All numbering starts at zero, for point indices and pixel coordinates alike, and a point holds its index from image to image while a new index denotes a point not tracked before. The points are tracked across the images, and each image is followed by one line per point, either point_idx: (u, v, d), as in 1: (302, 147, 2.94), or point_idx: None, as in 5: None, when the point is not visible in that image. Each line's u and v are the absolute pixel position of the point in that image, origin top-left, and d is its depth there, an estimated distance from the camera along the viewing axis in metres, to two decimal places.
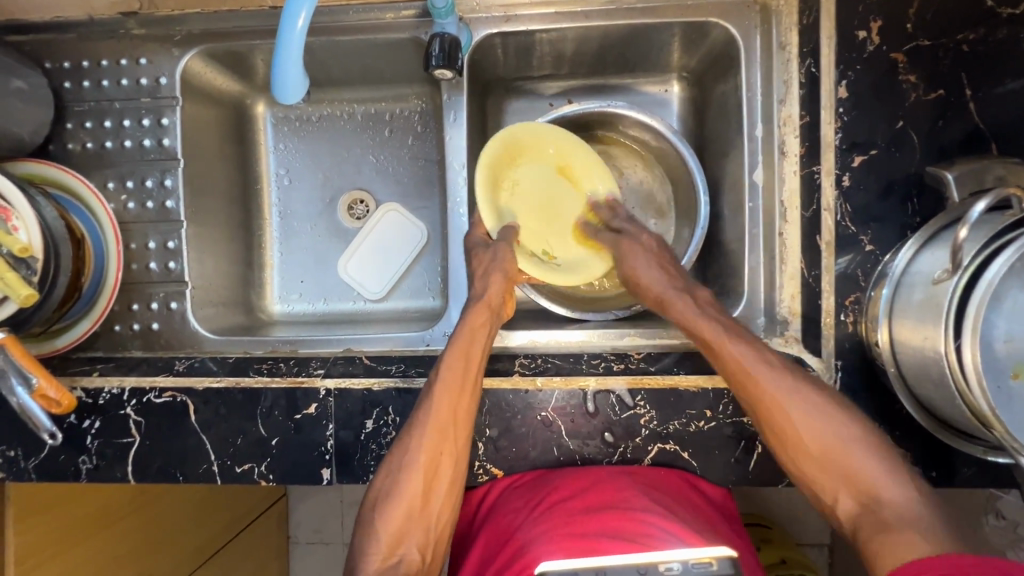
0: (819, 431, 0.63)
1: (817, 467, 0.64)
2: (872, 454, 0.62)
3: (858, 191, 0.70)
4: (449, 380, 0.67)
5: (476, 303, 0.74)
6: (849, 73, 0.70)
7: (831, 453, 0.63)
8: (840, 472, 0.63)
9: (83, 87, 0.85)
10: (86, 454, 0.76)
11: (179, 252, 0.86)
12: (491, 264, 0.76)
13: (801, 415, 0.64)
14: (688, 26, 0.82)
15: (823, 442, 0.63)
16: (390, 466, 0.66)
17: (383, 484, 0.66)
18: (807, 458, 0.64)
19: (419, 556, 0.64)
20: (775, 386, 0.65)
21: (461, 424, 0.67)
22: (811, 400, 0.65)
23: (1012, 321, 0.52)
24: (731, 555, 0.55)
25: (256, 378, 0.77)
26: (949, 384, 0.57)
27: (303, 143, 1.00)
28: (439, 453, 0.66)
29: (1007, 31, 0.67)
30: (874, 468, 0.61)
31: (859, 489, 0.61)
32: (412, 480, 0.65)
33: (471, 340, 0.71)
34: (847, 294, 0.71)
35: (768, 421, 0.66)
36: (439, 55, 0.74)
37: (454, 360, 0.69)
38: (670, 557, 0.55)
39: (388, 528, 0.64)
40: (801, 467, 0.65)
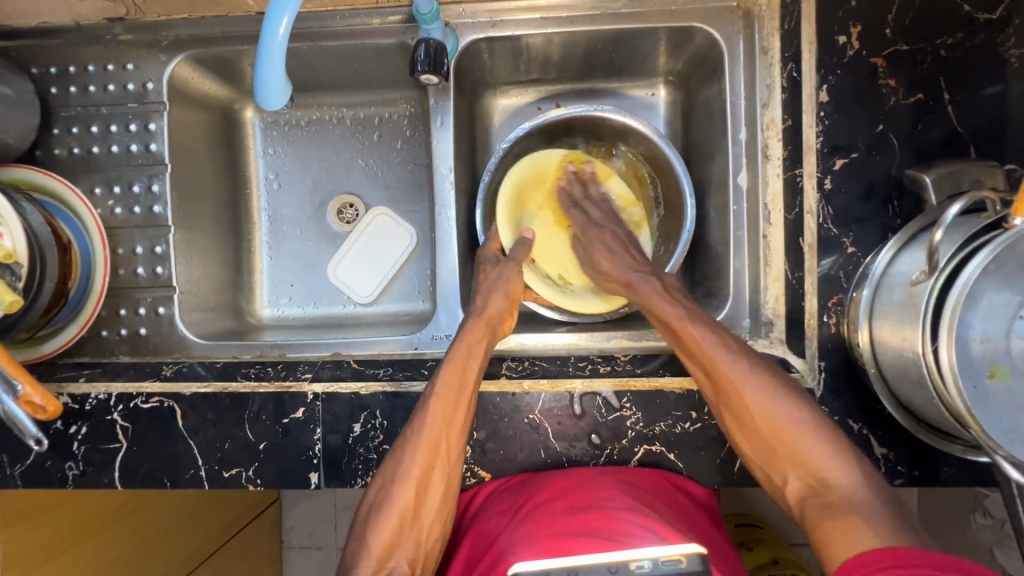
0: (771, 413, 0.65)
1: (767, 449, 0.65)
2: (814, 432, 0.64)
3: (840, 194, 0.71)
4: (443, 394, 0.68)
5: (475, 318, 0.75)
6: (830, 78, 0.71)
7: (779, 431, 0.64)
8: (786, 451, 0.64)
9: (70, 93, 0.85)
10: (72, 460, 0.76)
11: (167, 257, 0.86)
12: (496, 282, 0.80)
13: (755, 394, 0.66)
14: (673, 31, 0.82)
15: (774, 420, 0.65)
16: (382, 479, 0.67)
17: (376, 497, 0.67)
18: (759, 438, 0.66)
19: (410, 569, 0.63)
20: (731, 365, 0.67)
21: (454, 438, 0.68)
22: (763, 380, 0.66)
23: (989, 321, 0.52)
24: (701, 552, 0.55)
25: (243, 383, 0.77)
26: (927, 384, 0.58)
27: (292, 148, 1.00)
28: (430, 467, 0.66)
29: (984, 37, 0.68)
30: (819, 448, 0.63)
31: (805, 467, 0.63)
32: (402, 490, 0.65)
33: (468, 355, 0.71)
34: (830, 295, 0.72)
35: (726, 405, 0.68)
36: (425, 60, 0.74)
37: (449, 375, 0.69)
38: (642, 554, 0.55)
39: (378, 541, 0.64)
40: (755, 449, 0.66)
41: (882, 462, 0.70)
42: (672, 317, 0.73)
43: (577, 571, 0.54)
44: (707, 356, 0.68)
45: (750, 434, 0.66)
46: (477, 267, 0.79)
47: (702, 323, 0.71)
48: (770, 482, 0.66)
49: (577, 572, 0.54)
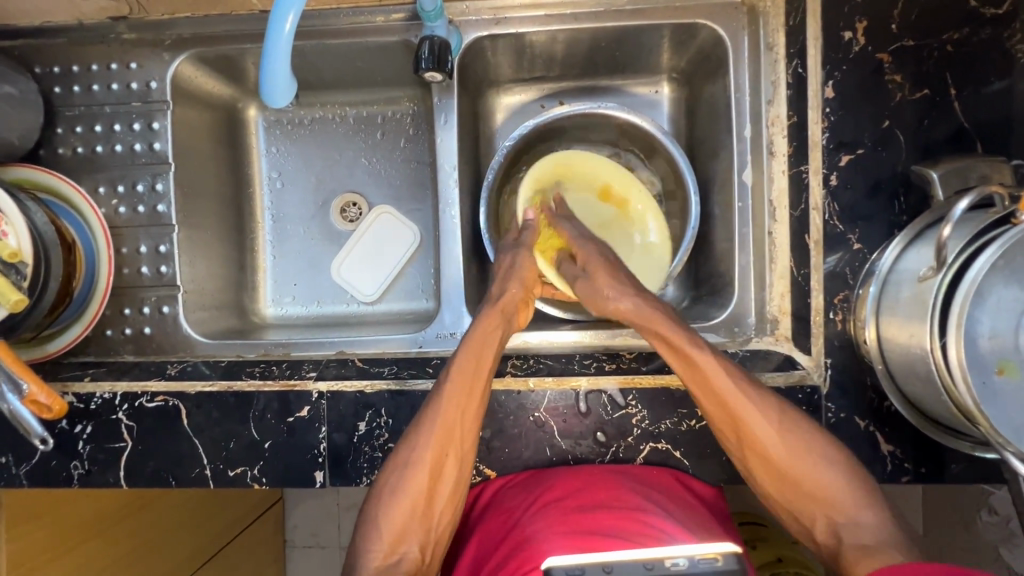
0: (793, 453, 0.64)
1: (790, 489, 0.65)
2: (834, 469, 0.64)
3: (846, 190, 0.71)
4: (460, 382, 0.67)
5: (491, 304, 0.72)
6: (835, 74, 0.71)
7: (802, 472, 0.64)
8: (809, 490, 0.64)
9: (73, 92, 0.85)
10: (78, 459, 0.76)
11: (171, 256, 0.86)
12: (510, 271, 0.75)
13: (775, 435, 0.65)
14: (677, 28, 0.82)
15: (796, 459, 0.64)
16: (391, 467, 0.67)
17: (384, 485, 0.66)
18: (782, 478, 0.65)
19: (419, 554, 0.65)
20: (753, 408, 0.65)
21: (467, 426, 0.67)
22: (783, 419, 0.65)
23: (997, 318, 0.52)
24: (736, 552, 0.55)
25: (248, 381, 0.77)
26: (935, 380, 0.58)
27: (295, 146, 1.00)
28: (444, 454, 0.66)
29: (991, 31, 0.68)
30: (841, 486, 0.63)
31: (830, 506, 0.63)
32: (415, 479, 0.65)
33: (484, 346, 0.69)
34: (836, 292, 0.72)
35: (746, 446, 0.66)
36: (429, 57, 0.74)
37: (465, 364, 0.68)
38: (675, 553, 0.54)
39: (389, 528, 0.64)
40: (777, 489, 0.66)
41: (889, 459, 0.70)
42: (675, 336, 0.67)
43: (610, 568, 0.53)
44: (725, 396, 0.65)
45: (754, 450, 0.66)
46: (503, 264, 0.76)
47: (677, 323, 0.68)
48: (795, 521, 0.66)
49: (611, 569, 0.53)
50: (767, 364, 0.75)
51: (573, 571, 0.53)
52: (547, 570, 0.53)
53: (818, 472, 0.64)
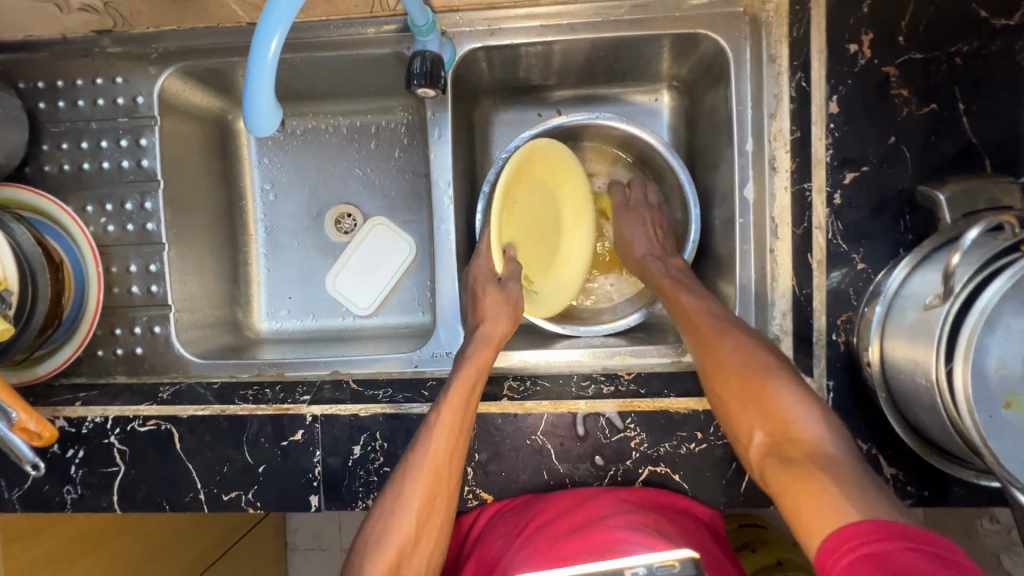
0: (741, 355, 0.66)
1: (736, 395, 0.65)
2: (778, 376, 0.63)
3: (850, 209, 0.69)
4: (448, 419, 0.67)
5: (481, 342, 0.73)
6: (840, 88, 0.69)
7: (751, 395, 0.63)
8: (749, 394, 0.63)
9: (59, 108, 0.83)
10: (71, 484, 0.75)
11: (162, 275, 0.84)
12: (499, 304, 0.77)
13: (740, 368, 0.65)
14: (677, 37, 0.80)
15: (745, 380, 0.64)
16: (381, 508, 0.65)
17: (373, 528, 0.65)
18: (729, 385, 0.65)
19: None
20: (708, 316, 0.72)
21: (454, 463, 0.66)
22: (746, 344, 0.67)
23: (1006, 348, 0.51)
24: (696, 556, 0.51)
25: (241, 405, 0.76)
26: (940, 410, 0.56)
27: (288, 158, 0.98)
28: (432, 497, 0.65)
29: (1001, 43, 0.66)
30: (783, 403, 0.61)
31: (768, 415, 0.61)
32: (402, 520, 0.64)
33: (474, 380, 0.70)
34: (839, 313, 0.70)
35: (704, 357, 0.69)
36: (420, 73, 0.72)
37: (456, 399, 0.68)
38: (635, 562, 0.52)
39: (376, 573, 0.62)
40: (723, 398, 0.66)
41: (891, 482, 0.69)
42: (665, 284, 0.79)
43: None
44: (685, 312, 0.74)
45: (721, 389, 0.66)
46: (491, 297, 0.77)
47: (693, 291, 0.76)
48: (734, 431, 0.65)
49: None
50: None
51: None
52: None
53: (783, 415, 0.60)
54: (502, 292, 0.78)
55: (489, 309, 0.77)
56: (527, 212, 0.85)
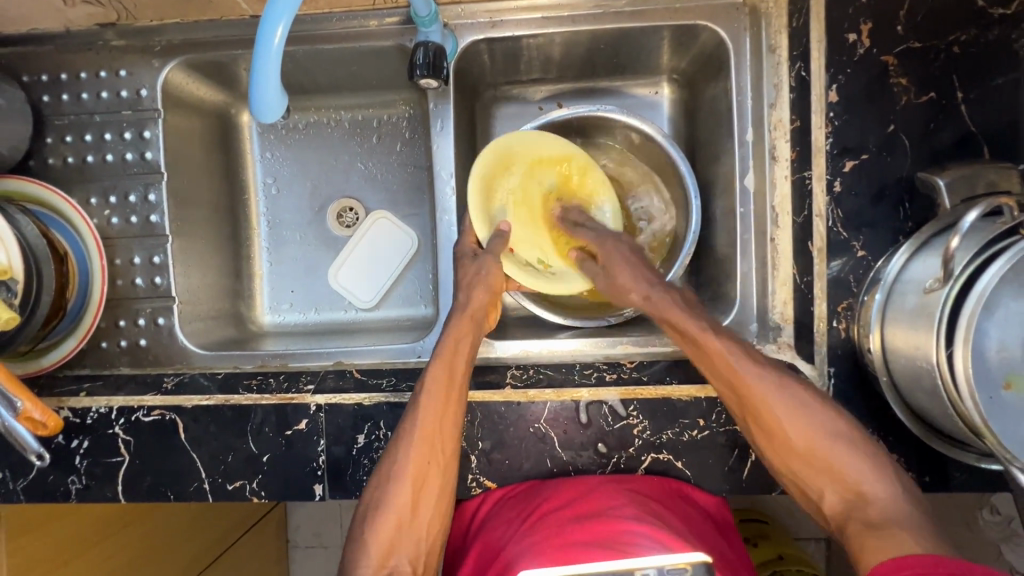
0: (801, 424, 0.63)
1: (798, 458, 0.64)
2: (844, 440, 0.62)
3: (850, 196, 0.70)
4: (433, 389, 0.67)
5: (461, 314, 0.73)
6: (840, 77, 0.69)
7: (813, 448, 0.63)
8: (817, 463, 0.63)
9: (62, 101, 0.83)
10: (75, 474, 0.75)
11: (165, 267, 0.84)
12: (477, 278, 0.74)
13: (796, 422, 0.63)
14: (677, 29, 0.81)
15: (807, 437, 0.63)
16: (379, 479, 0.66)
17: (372, 498, 0.66)
18: (791, 453, 0.64)
19: (410, 568, 0.63)
20: (754, 376, 0.65)
21: (445, 435, 0.67)
22: (788, 390, 0.64)
23: (1006, 330, 0.51)
24: (707, 560, 0.56)
25: (245, 395, 0.76)
26: (941, 393, 0.57)
27: (290, 152, 0.98)
28: (426, 465, 0.66)
29: (998, 31, 0.66)
30: (844, 455, 0.62)
31: (841, 480, 0.61)
32: (399, 490, 0.65)
33: (457, 349, 0.70)
34: (839, 300, 0.71)
35: (754, 421, 0.66)
36: (423, 64, 0.72)
37: (439, 371, 0.68)
38: (646, 563, 0.55)
39: (379, 541, 0.63)
40: (788, 466, 0.64)
41: (892, 467, 0.69)
42: (682, 322, 0.70)
43: None
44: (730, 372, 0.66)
45: (775, 443, 0.65)
46: (469, 271, 0.75)
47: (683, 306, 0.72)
48: (805, 496, 0.64)
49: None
50: None
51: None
52: None
53: (844, 462, 0.62)
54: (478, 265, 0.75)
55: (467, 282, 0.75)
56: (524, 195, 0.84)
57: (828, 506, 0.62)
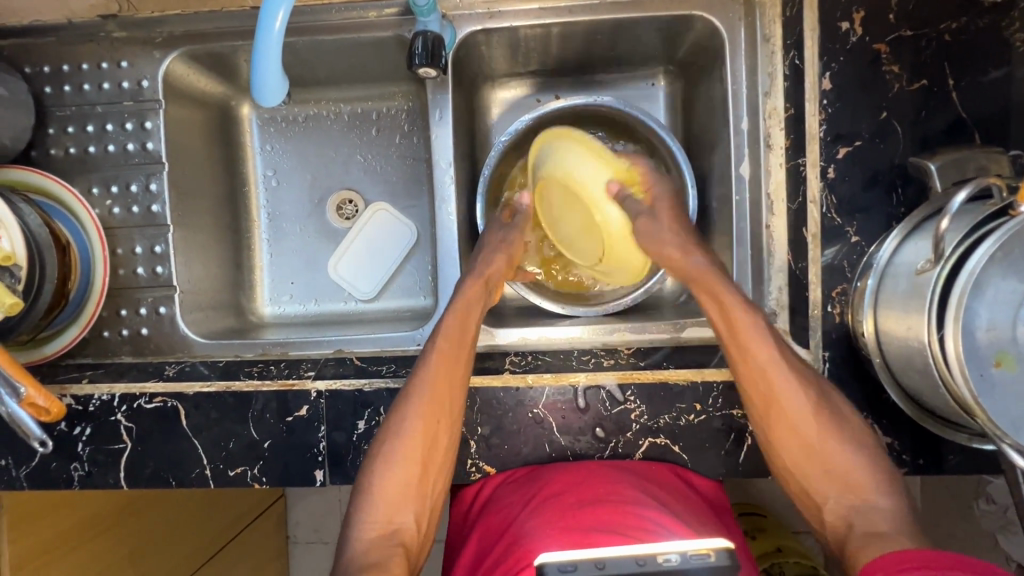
0: (812, 421, 0.65)
1: (808, 457, 0.65)
2: (851, 445, 0.64)
3: (843, 183, 0.71)
4: (442, 350, 0.70)
5: (475, 277, 0.78)
6: (833, 65, 0.70)
7: (825, 446, 0.64)
8: (828, 464, 0.64)
9: (64, 92, 0.84)
10: (78, 461, 0.76)
11: (166, 257, 0.85)
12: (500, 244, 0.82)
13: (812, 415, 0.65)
14: (673, 20, 0.81)
15: (818, 429, 0.65)
16: (382, 438, 0.67)
17: (376, 458, 0.66)
18: (799, 450, 0.66)
19: (415, 526, 0.65)
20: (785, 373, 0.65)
21: (455, 391, 0.68)
22: (808, 383, 0.66)
23: (995, 310, 0.52)
24: (729, 547, 0.54)
25: (246, 381, 0.77)
26: (933, 374, 0.58)
27: (290, 144, 0.99)
28: (435, 426, 0.67)
29: (989, 20, 0.67)
30: (852, 458, 0.64)
31: (848, 485, 0.63)
32: (408, 446, 0.66)
33: (467, 312, 0.74)
34: (834, 286, 0.72)
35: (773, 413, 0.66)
36: (422, 53, 0.73)
37: (454, 329, 0.71)
38: (667, 548, 0.54)
39: (385, 497, 0.65)
40: (792, 462, 0.66)
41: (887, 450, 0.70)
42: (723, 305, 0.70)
43: (604, 564, 0.52)
44: (759, 361, 0.66)
45: (789, 432, 0.66)
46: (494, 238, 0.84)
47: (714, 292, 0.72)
48: (804, 495, 0.66)
49: (604, 565, 0.52)
50: None
51: (566, 567, 0.52)
52: (539, 567, 0.53)
53: (849, 465, 0.64)
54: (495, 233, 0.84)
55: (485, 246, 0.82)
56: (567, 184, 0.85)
57: (829, 499, 0.64)
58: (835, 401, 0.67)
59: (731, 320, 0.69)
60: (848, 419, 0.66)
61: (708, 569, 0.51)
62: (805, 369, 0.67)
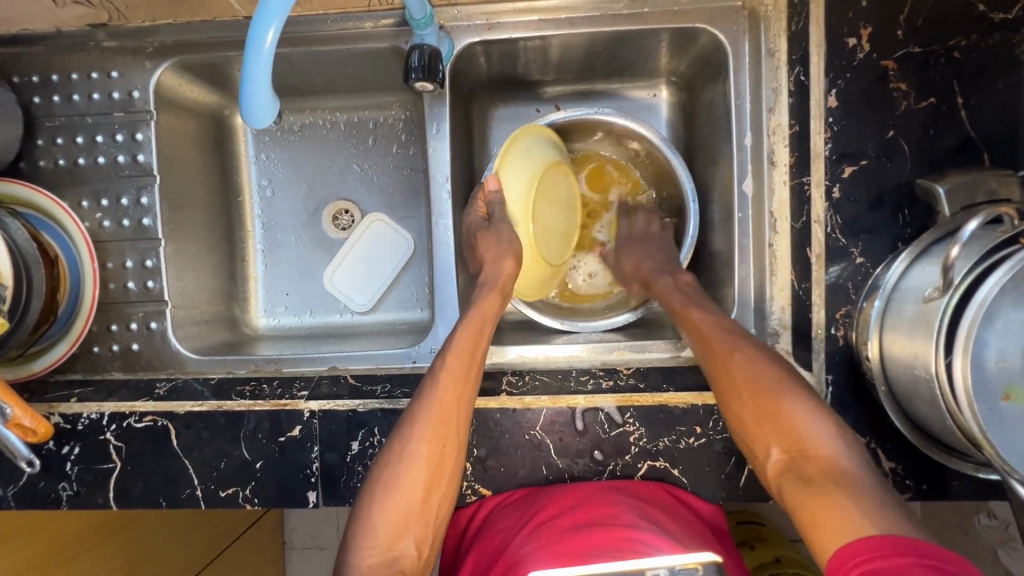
0: (751, 377, 0.64)
1: (753, 416, 0.63)
2: (796, 400, 0.61)
3: (849, 203, 0.69)
4: (454, 367, 0.68)
5: (486, 288, 0.75)
6: (839, 82, 0.69)
7: (764, 403, 0.62)
8: (771, 424, 0.61)
9: (53, 102, 0.82)
10: (66, 480, 0.74)
11: (158, 271, 0.83)
12: (501, 249, 0.77)
13: (750, 373, 0.64)
14: (676, 32, 0.80)
15: (758, 386, 0.63)
16: (387, 462, 0.65)
17: (378, 483, 0.65)
18: (745, 411, 0.63)
19: (416, 551, 0.64)
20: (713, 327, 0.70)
21: (462, 408, 0.67)
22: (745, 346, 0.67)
23: (1005, 341, 0.50)
24: (715, 560, 0.55)
25: (238, 401, 0.75)
26: (940, 403, 0.56)
27: (285, 153, 0.97)
28: (440, 447, 0.65)
29: (1000, 37, 0.65)
30: (800, 415, 0.60)
31: (788, 437, 0.60)
32: (413, 472, 0.64)
33: (478, 330, 0.71)
34: (838, 308, 0.70)
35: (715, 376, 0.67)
36: (418, 67, 0.71)
37: (463, 342, 0.70)
38: (656, 563, 0.54)
39: (386, 523, 0.63)
40: (739, 418, 0.64)
41: (890, 476, 0.69)
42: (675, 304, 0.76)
43: None
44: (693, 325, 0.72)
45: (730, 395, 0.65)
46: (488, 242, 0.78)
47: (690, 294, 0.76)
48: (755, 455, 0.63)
49: None
50: None
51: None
52: None
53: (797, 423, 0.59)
54: (493, 234, 0.78)
55: (486, 253, 0.78)
56: (558, 195, 0.86)
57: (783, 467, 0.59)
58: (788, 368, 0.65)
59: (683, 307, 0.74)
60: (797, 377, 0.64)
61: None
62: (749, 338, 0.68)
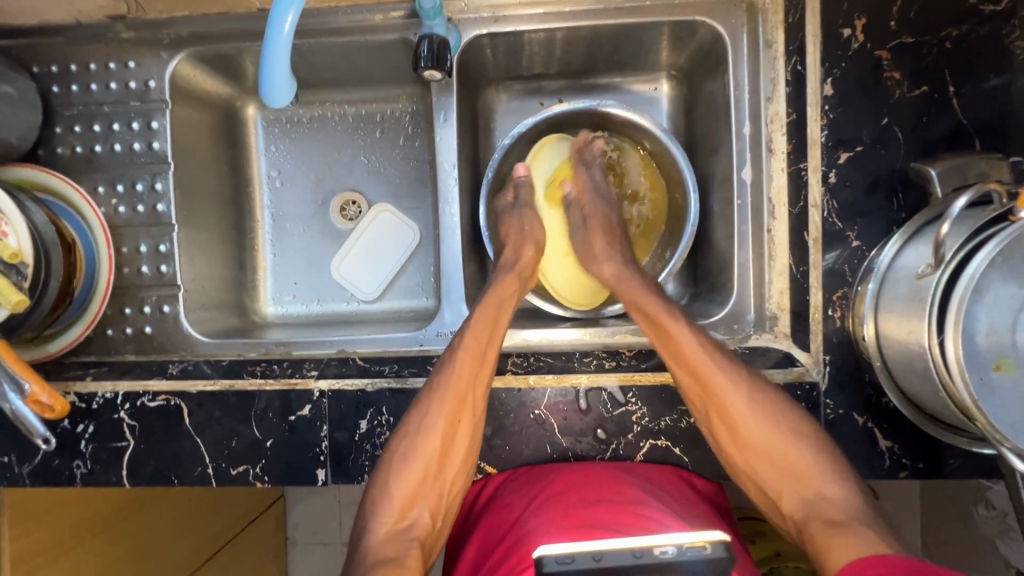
0: (759, 420, 0.67)
1: (752, 450, 0.67)
2: (802, 442, 0.66)
3: (844, 188, 0.71)
4: (470, 346, 0.70)
5: (510, 271, 0.80)
6: (834, 71, 0.71)
7: (774, 446, 0.66)
8: (775, 461, 0.66)
9: (72, 91, 0.85)
10: (80, 458, 0.76)
11: (171, 255, 0.85)
12: (520, 237, 0.84)
13: (747, 410, 0.67)
14: (676, 25, 0.82)
15: (759, 426, 0.67)
16: (404, 435, 0.68)
17: (395, 454, 0.67)
18: (748, 448, 0.67)
19: (429, 520, 0.66)
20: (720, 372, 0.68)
21: (478, 389, 0.69)
22: (743, 382, 0.68)
23: (994, 314, 0.52)
24: (726, 539, 0.49)
25: (249, 380, 0.77)
26: (933, 377, 0.58)
27: (294, 145, 1.00)
28: (456, 422, 0.67)
29: (990, 28, 0.68)
30: (813, 461, 0.65)
31: (803, 483, 0.65)
32: (428, 445, 0.67)
33: (498, 309, 0.74)
34: (835, 289, 0.72)
35: (716, 409, 0.68)
36: (427, 56, 0.74)
37: (481, 320, 0.72)
38: (661, 541, 0.48)
39: (401, 492, 0.66)
40: (747, 463, 0.68)
41: (887, 454, 0.71)
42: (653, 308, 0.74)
43: (601, 556, 0.47)
44: (696, 365, 0.69)
45: (729, 429, 0.68)
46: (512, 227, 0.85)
47: (648, 288, 0.78)
48: (763, 494, 0.68)
49: (602, 557, 0.47)
50: (766, 360, 0.76)
51: (563, 559, 0.47)
52: (537, 560, 0.48)
53: (807, 465, 0.65)
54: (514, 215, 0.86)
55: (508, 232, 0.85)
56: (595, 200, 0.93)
57: (785, 494, 0.66)
58: (773, 394, 0.69)
59: (660, 325, 0.72)
60: (788, 410, 0.68)
61: (704, 562, 0.47)
62: (739, 369, 0.70)
